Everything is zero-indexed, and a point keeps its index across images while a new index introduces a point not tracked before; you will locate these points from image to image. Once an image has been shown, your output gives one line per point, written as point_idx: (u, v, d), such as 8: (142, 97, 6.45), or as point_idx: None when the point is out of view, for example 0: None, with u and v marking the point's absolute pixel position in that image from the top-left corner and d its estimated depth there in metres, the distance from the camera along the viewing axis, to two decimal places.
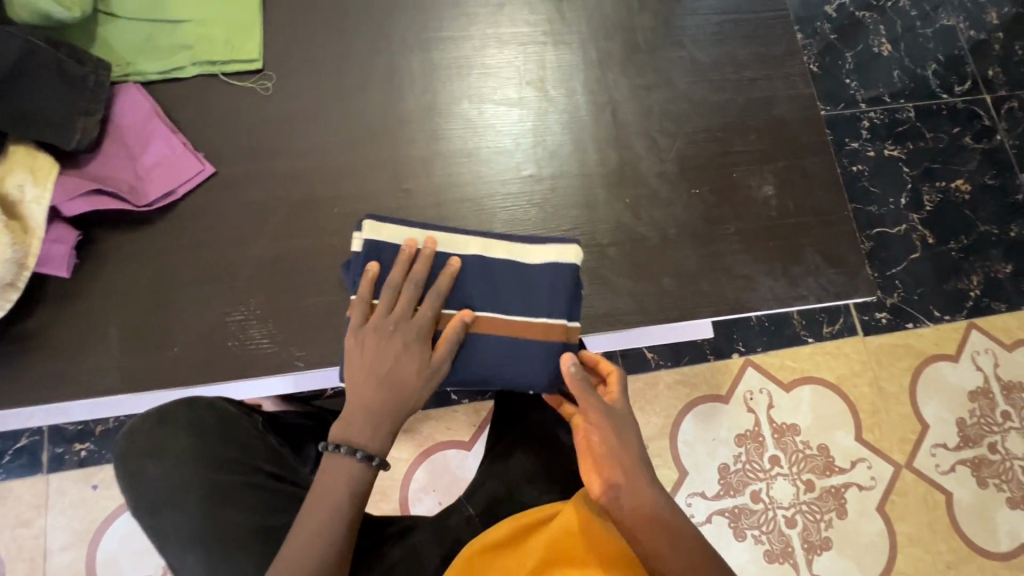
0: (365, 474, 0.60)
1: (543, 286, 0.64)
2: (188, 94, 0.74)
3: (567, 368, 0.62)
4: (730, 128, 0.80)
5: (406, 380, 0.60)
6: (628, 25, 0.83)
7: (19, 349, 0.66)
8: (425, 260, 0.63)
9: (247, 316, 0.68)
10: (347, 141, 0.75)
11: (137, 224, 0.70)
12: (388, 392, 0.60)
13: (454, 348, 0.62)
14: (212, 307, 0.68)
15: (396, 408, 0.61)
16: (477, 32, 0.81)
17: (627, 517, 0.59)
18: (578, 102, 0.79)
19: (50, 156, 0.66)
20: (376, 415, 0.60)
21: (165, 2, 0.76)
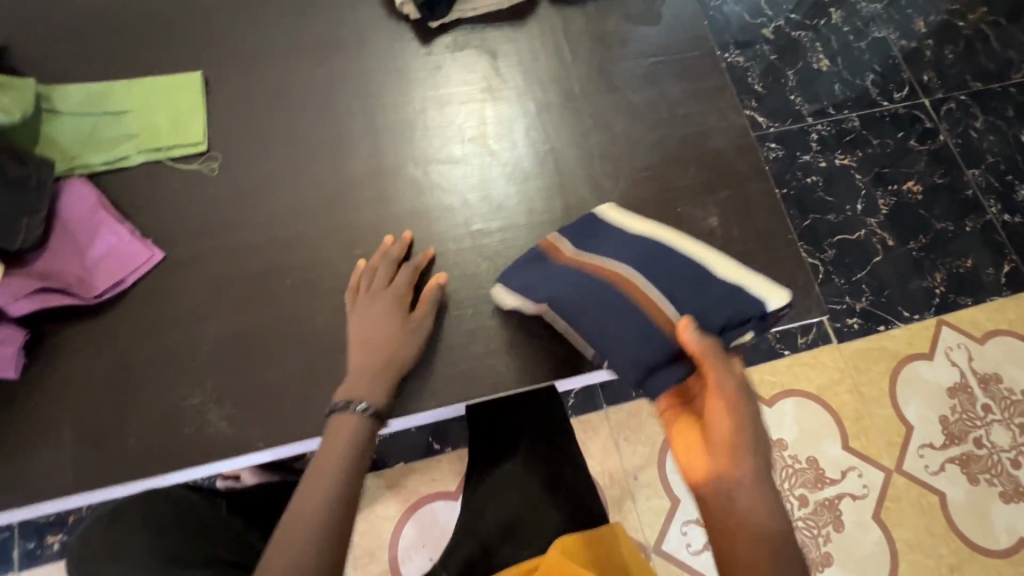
0: (364, 425, 0.61)
1: (728, 287, 0.65)
2: (134, 181, 0.75)
3: (686, 332, 0.61)
4: (670, 164, 0.83)
5: (392, 338, 0.67)
6: (562, 77, 0.86)
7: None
8: (400, 244, 0.74)
9: (203, 400, 0.67)
10: (294, 212, 0.75)
11: (85, 316, 0.69)
12: (376, 352, 0.66)
13: (432, 306, 0.71)
14: (167, 393, 0.67)
15: (380, 370, 0.65)
16: (418, 95, 0.83)
17: (734, 510, 0.54)
18: (521, 154, 0.81)
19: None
20: (364, 372, 0.64)
21: (108, 96, 0.78)
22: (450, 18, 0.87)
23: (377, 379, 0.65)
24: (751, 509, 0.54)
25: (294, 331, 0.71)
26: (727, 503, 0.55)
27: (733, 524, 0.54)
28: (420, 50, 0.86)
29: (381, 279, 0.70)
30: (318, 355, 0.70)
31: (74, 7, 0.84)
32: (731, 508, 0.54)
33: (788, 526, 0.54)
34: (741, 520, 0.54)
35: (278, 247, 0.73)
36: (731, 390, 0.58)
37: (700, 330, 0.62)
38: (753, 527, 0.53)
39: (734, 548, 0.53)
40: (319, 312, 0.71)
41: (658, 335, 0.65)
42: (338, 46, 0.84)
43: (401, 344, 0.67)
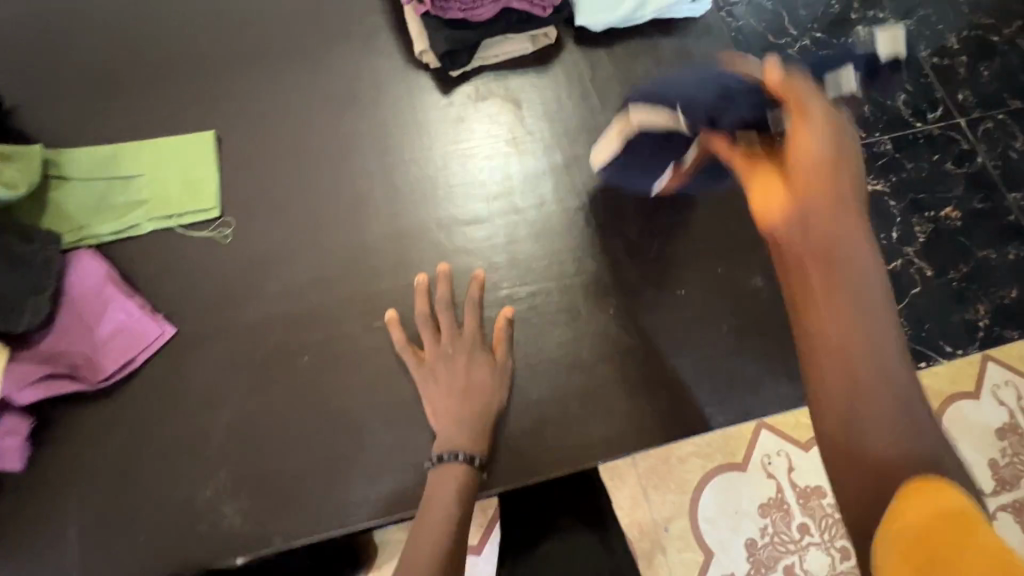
0: (470, 474, 0.63)
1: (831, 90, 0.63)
2: (144, 251, 0.72)
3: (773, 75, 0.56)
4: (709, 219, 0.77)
5: (481, 381, 0.66)
6: (590, 126, 0.81)
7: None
8: (444, 279, 0.71)
9: (218, 491, 0.63)
10: (312, 281, 0.71)
11: (94, 399, 0.66)
12: (469, 400, 0.65)
13: (508, 339, 0.69)
14: (179, 484, 0.63)
15: (477, 422, 0.65)
16: (439, 150, 0.79)
17: (789, 231, 0.53)
18: (549, 211, 0.77)
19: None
20: (463, 422, 0.65)
21: (116, 158, 0.74)
22: (471, 66, 0.83)
23: (473, 428, 0.65)
24: (857, 288, 0.50)
25: (314, 412, 0.66)
26: (824, 275, 0.51)
27: (841, 341, 0.49)
28: (440, 100, 0.81)
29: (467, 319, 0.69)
30: (339, 439, 0.65)
31: (81, 64, 0.81)
32: (825, 240, 0.51)
33: (870, 255, 0.51)
34: (813, 242, 0.52)
35: (296, 321, 0.69)
36: (822, 121, 0.53)
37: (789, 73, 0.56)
38: (813, 260, 0.51)
39: (817, 320, 0.50)
40: (339, 391, 0.67)
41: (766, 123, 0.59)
42: (354, 98, 0.81)
43: (491, 390, 0.66)
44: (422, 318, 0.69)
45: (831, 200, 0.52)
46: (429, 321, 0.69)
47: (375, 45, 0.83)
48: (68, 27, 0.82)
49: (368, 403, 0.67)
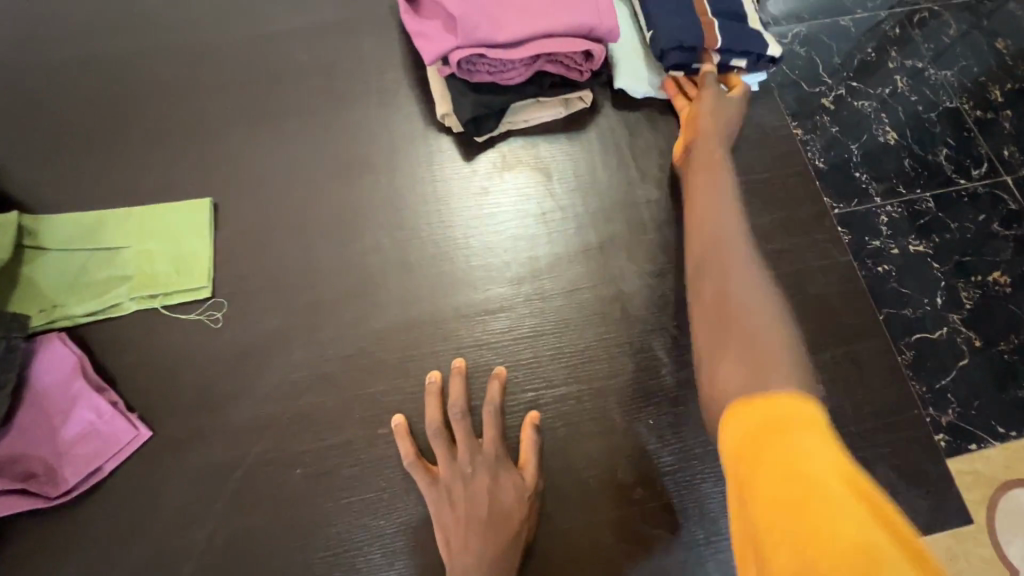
0: None
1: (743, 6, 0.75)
2: (124, 336, 0.64)
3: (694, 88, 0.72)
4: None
5: (505, 508, 0.56)
6: (629, 202, 0.73)
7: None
8: (459, 380, 0.62)
9: None
10: (312, 376, 0.63)
11: (54, 514, 0.57)
12: (490, 533, 0.55)
13: (536, 453, 0.60)
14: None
15: (498, 559, 0.54)
16: (459, 225, 0.71)
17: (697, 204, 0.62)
18: (581, 299, 0.68)
19: None
20: (479, 560, 0.54)
21: (99, 227, 0.67)
22: (498, 130, 0.75)
23: (493, 565, 0.54)
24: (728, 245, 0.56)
25: (304, 537, 0.57)
26: (719, 271, 0.54)
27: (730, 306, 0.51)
28: (463, 167, 0.74)
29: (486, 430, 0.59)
30: (332, 572, 0.56)
31: (73, 116, 0.74)
32: (710, 222, 0.59)
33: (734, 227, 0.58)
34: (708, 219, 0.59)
35: (292, 424, 0.61)
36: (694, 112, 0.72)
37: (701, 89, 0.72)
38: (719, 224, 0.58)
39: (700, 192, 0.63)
40: (336, 512, 0.58)
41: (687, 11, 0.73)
42: (369, 163, 0.73)
43: (517, 518, 0.56)
44: (434, 431, 0.59)
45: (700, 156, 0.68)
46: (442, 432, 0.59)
47: (393, 104, 0.76)
48: (62, 74, 0.76)
49: (367, 527, 0.58)
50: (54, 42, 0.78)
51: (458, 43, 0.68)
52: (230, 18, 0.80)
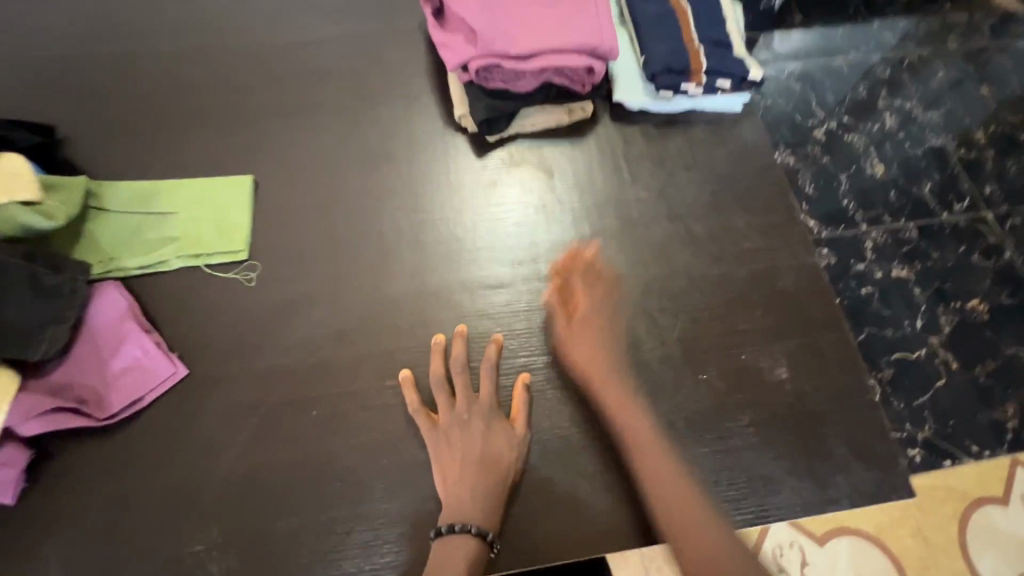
0: (480, 551, 0.59)
1: (728, 30, 0.87)
2: (170, 289, 0.72)
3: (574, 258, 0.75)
4: (734, 304, 0.76)
5: (495, 451, 0.63)
6: (619, 201, 0.82)
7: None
8: (461, 343, 0.69)
9: (207, 547, 0.60)
10: (329, 333, 0.71)
11: (96, 436, 0.65)
12: (482, 471, 0.62)
13: (527, 408, 0.68)
14: (168, 535, 0.61)
15: (489, 491, 0.61)
16: (467, 212, 0.80)
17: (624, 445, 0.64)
18: (573, 281, 0.76)
19: (13, 371, 0.62)
20: (472, 491, 0.61)
21: (154, 195, 0.76)
22: (507, 132, 0.85)
23: (485, 496, 0.61)
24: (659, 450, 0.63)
25: (314, 471, 0.64)
26: (665, 485, 0.60)
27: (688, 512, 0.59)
28: (474, 162, 0.83)
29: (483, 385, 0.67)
30: (338, 503, 0.63)
31: (136, 100, 0.84)
32: (638, 431, 0.64)
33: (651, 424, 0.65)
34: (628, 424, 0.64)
35: (309, 372, 0.69)
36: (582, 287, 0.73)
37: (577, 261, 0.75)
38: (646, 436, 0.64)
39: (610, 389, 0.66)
40: (343, 451, 0.65)
41: (675, 32, 0.85)
42: (391, 154, 0.83)
43: (507, 459, 0.63)
44: (438, 381, 0.67)
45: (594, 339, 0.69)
46: (444, 382, 0.67)
47: (417, 105, 0.86)
48: (128, 65, 0.87)
49: (372, 466, 0.65)
50: (126, 39, 0.89)
51: (477, 53, 0.78)
52: (280, 25, 0.91)
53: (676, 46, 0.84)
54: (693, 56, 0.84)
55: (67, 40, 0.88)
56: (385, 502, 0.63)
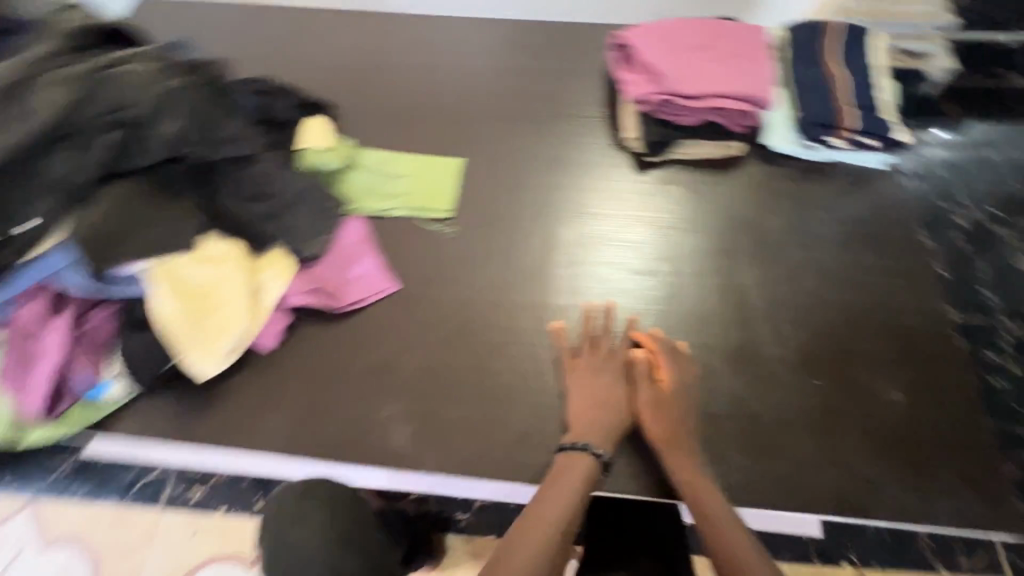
0: (595, 468, 0.72)
1: (880, 95, 0.98)
2: (391, 227, 0.96)
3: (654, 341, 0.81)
4: (855, 328, 0.85)
5: (619, 398, 0.78)
6: (758, 226, 0.95)
7: (216, 400, 0.81)
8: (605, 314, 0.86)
9: (394, 415, 0.80)
10: (503, 282, 0.90)
11: (328, 318, 0.87)
12: (606, 409, 0.77)
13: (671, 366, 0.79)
14: (370, 399, 0.81)
15: (611, 429, 0.75)
16: (622, 214, 0.97)
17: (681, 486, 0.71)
18: (706, 282, 0.89)
19: (292, 257, 0.85)
20: (596, 425, 0.75)
21: (392, 161, 1.01)
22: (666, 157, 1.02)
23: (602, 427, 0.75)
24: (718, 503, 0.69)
25: (482, 382, 0.83)
26: (720, 521, 0.68)
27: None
28: (635, 176, 1.01)
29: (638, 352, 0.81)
30: (496, 409, 0.81)
31: (385, 91, 1.12)
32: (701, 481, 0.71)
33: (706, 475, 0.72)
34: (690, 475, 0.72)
35: (485, 308, 0.88)
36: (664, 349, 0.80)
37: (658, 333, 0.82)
38: (708, 488, 0.71)
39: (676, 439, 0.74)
40: (505, 371, 0.83)
41: (829, 92, 0.98)
42: (569, 161, 1.03)
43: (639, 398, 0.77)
44: (585, 337, 0.82)
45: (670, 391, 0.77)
46: (592, 341, 0.82)
47: (595, 125, 1.07)
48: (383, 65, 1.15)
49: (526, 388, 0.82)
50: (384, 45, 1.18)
51: (657, 90, 0.98)
52: (496, 53, 1.17)
53: (828, 104, 0.97)
54: (843, 115, 0.97)
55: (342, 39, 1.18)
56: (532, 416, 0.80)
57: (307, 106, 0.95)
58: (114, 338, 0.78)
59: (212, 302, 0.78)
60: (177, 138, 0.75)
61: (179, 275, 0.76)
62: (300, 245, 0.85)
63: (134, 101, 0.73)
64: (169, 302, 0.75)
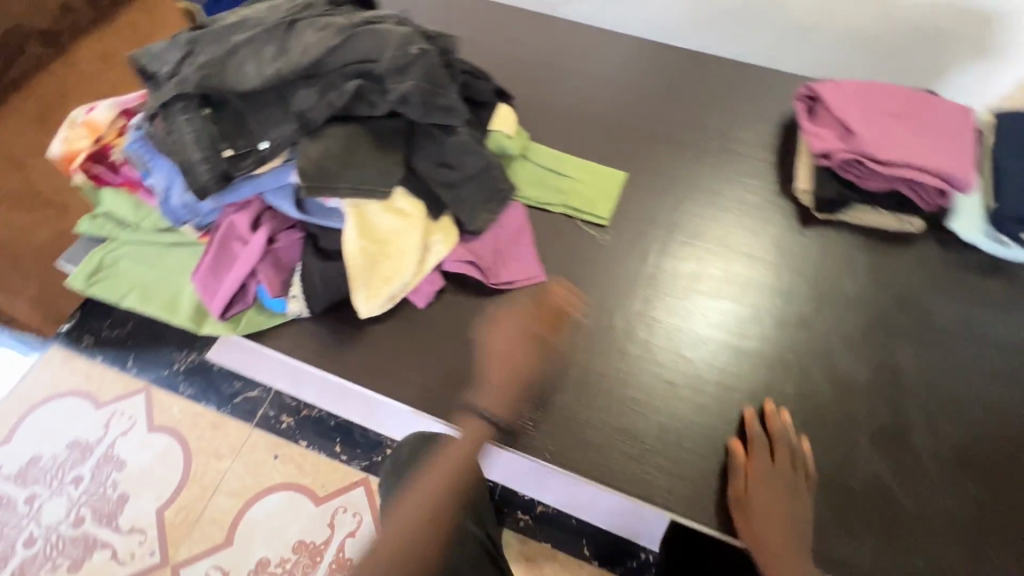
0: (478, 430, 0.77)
1: None
2: (549, 221, 0.99)
3: (752, 431, 0.79)
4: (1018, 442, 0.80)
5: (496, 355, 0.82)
6: (926, 310, 0.91)
7: (371, 340, 0.87)
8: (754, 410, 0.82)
9: None
10: (646, 301, 0.92)
11: (478, 291, 0.92)
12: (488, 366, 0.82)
13: (787, 462, 0.76)
14: None
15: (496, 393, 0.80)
16: (774, 265, 0.97)
17: None
18: (860, 352, 0.87)
19: (454, 226, 0.90)
20: (497, 392, 0.80)
21: (558, 158, 1.04)
22: (837, 215, 0.99)
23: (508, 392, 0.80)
24: None
25: (617, 390, 0.84)
26: None
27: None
28: (797, 231, 1.00)
29: (735, 442, 0.79)
30: (629, 420, 0.82)
31: (561, 94, 1.17)
32: None
33: None
34: None
35: (627, 321, 0.90)
36: (759, 441, 0.78)
37: (760, 422, 0.80)
38: None
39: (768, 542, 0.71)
40: (637, 385, 0.84)
41: None
42: (729, 201, 1.04)
43: (757, 484, 0.75)
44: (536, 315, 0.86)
45: (761, 488, 0.74)
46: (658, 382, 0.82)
47: (763, 172, 1.08)
48: (563, 70, 1.21)
49: (660, 408, 0.83)
50: (567, 53, 1.23)
51: (846, 147, 0.94)
52: (675, 81, 1.19)
53: None
54: None
55: (529, 40, 1.25)
56: (663, 436, 0.81)
57: (499, 94, 1.00)
58: (297, 262, 0.86)
59: (389, 250, 0.84)
60: (406, 95, 0.79)
61: (368, 220, 0.83)
62: (472, 217, 0.89)
63: (379, 55, 0.79)
64: (356, 240, 0.81)
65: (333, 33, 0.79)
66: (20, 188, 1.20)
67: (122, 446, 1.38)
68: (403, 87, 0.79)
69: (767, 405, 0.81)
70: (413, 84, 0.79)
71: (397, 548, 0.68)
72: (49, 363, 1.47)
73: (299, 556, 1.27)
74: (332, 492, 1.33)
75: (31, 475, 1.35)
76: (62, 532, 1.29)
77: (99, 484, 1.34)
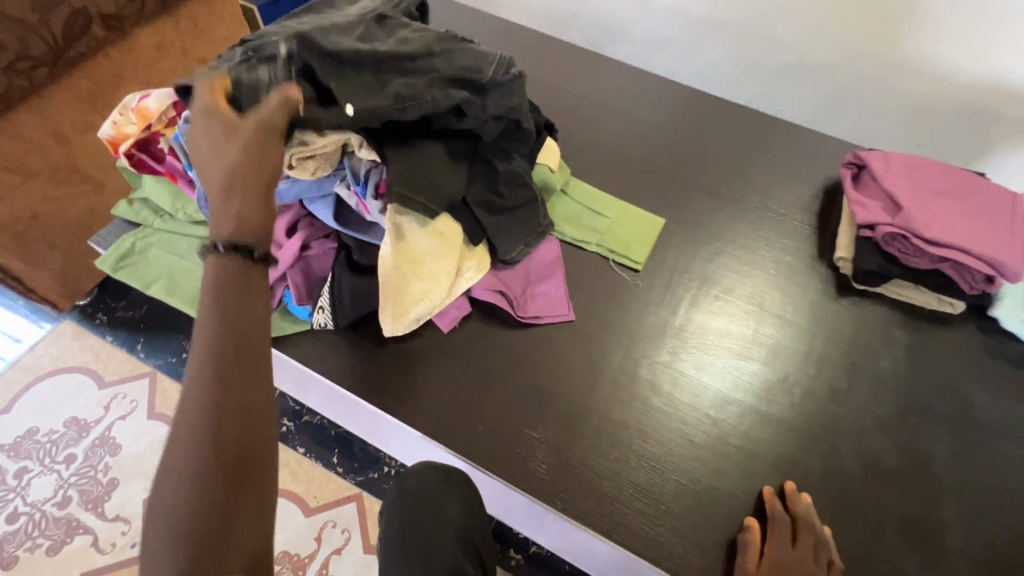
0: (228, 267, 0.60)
1: None
2: (582, 258, 0.98)
3: (773, 509, 0.76)
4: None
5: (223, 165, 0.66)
6: (965, 396, 0.88)
7: (394, 361, 0.86)
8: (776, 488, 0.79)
9: (539, 439, 0.81)
10: (671, 351, 0.90)
11: (504, 322, 0.90)
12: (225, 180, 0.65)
13: (805, 550, 0.72)
14: (523, 415, 0.83)
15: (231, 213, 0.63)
16: (807, 329, 0.94)
17: None
18: (893, 432, 0.84)
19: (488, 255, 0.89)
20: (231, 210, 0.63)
21: (598, 198, 1.03)
22: (875, 288, 0.97)
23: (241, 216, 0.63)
24: None
25: (637, 440, 0.82)
26: None
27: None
28: (832, 299, 0.98)
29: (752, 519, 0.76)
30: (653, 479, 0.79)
31: (604, 132, 1.17)
32: None
33: None
34: None
35: (652, 370, 0.88)
36: (779, 521, 0.74)
37: (781, 501, 0.77)
38: None
39: None
40: (656, 440, 0.82)
41: None
42: (763, 259, 1.03)
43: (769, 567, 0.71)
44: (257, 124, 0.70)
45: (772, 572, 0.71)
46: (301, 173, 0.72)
47: (804, 235, 1.06)
48: (609, 109, 1.21)
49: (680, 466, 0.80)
50: (614, 92, 1.24)
51: (892, 222, 0.92)
52: None
53: None
54: None
55: (577, 76, 1.26)
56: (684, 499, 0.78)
57: (546, 126, 1.01)
58: (326, 271, 0.86)
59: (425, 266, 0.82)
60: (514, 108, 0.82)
61: (405, 238, 0.81)
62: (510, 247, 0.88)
63: (482, 67, 0.81)
64: (391, 258, 0.80)
65: (419, 53, 0.79)
66: (59, 162, 1.21)
67: (119, 429, 1.36)
68: (512, 101, 0.82)
69: (788, 485, 0.78)
70: (519, 102, 0.82)
71: (205, 422, 0.53)
72: (59, 337, 1.46)
73: (282, 567, 1.23)
74: (324, 504, 1.29)
75: (24, 448, 1.33)
76: (46, 512, 1.26)
77: (90, 466, 1.32)
